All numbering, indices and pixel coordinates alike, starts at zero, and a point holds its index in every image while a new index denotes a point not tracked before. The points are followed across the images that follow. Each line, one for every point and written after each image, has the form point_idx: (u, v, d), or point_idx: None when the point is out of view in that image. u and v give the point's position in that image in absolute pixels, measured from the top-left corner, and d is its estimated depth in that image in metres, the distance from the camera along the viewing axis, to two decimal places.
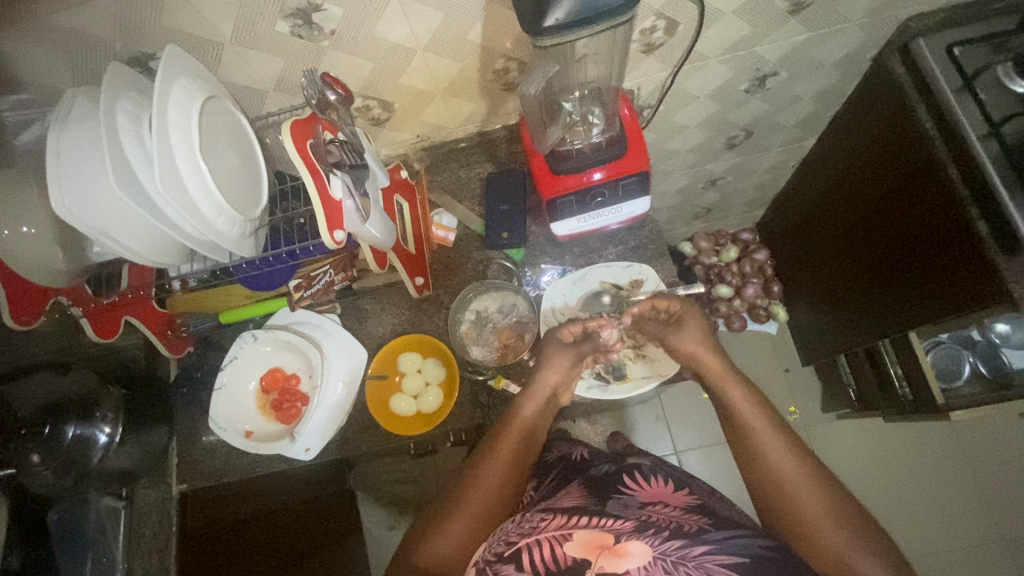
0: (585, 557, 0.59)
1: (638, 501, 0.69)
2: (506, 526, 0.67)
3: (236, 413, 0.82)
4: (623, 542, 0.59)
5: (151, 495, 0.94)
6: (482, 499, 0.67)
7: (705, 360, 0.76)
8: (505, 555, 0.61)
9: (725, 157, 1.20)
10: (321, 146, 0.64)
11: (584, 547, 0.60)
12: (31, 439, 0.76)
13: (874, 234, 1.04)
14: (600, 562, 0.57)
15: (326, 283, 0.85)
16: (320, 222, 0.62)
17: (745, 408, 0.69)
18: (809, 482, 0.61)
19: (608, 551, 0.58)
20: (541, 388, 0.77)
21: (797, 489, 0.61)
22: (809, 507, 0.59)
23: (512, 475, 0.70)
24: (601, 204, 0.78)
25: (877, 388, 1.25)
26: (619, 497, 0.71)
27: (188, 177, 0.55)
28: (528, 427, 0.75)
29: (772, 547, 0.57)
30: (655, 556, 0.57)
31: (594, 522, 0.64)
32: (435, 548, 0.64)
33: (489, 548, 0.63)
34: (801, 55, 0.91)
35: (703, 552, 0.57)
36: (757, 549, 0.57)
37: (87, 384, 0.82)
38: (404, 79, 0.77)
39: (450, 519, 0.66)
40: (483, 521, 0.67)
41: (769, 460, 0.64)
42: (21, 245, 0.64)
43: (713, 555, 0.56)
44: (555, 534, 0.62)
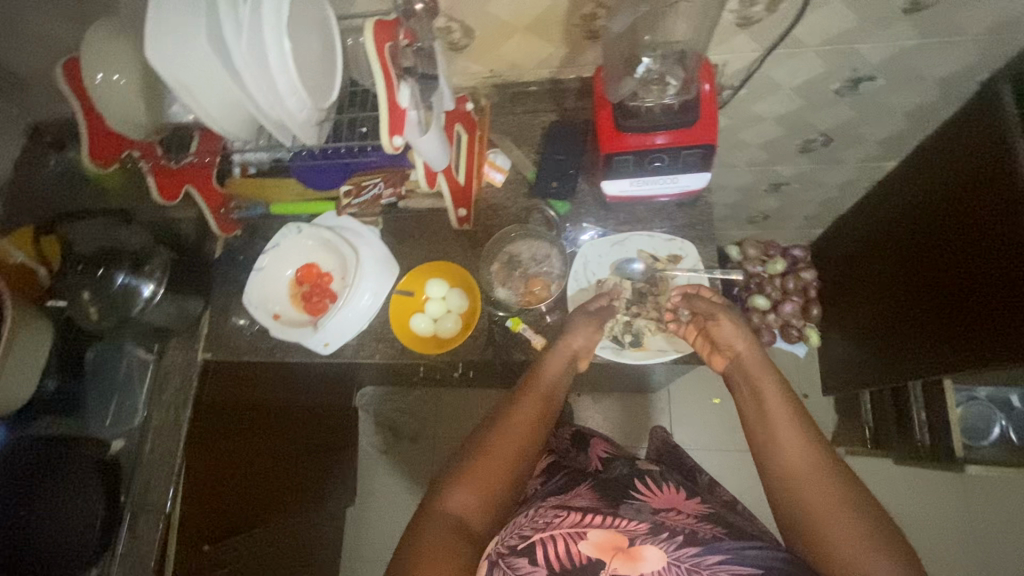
0: (600, 557, 0.63)
1: (651, 508, 0.73)
2: (520, 519, 0.70)
3: (269, 295, 0.86)
4: (638, 546, 0.64)
5: (178, 357, 0.97)
6: (506, 467, 0.68)
7: (743, 355, 0.75)
8: (518, 548, 0.64)
9: (796, 161, 1.16)
10: (398, 50, 0.65)
11: (599, 547, 0.64)
12: (88, 277, 0.84)
13: (932, 271, 1.00)
14: (613, 565, 0.62)
15: (375, 195, 0.88)
16: (382, 125, 0.64)
17: (773, 403, 0.70)
18: (821, 479, 0.64)
19: (623, 554, 0.63)
20: (563, 349, 0.78)
21: (817, 505, 0.62)
22: (818, 502, 0.62)
23: (532, 433, 0.72)
24: (657, 169, 0.77)
25: (895, 430, 1.20)
26: (630, 502, 0.74)
27: (269, 50, 0.57)
28: (548, 392, 0.75)
29: (790, 561, 0.60)
30: (668, 562, 0.62)
31: (610, 523, 0.68)
32: (455, 500, 0.65)
33: (502, 540, 0.66)
34: (905, 64, 0.86)
35: (717, 561, 0.61)
36: (771, 560, 0.60)
37: (142, 240, 0.88)
38: (491, 5, 0.77)
39: (471, 475, 0.67)
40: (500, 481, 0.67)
41: (784, 453, 0.66)
42: (110, 90, 0.70)
43: (726, 565, 0.60)
44: (569, 531, 0.66)
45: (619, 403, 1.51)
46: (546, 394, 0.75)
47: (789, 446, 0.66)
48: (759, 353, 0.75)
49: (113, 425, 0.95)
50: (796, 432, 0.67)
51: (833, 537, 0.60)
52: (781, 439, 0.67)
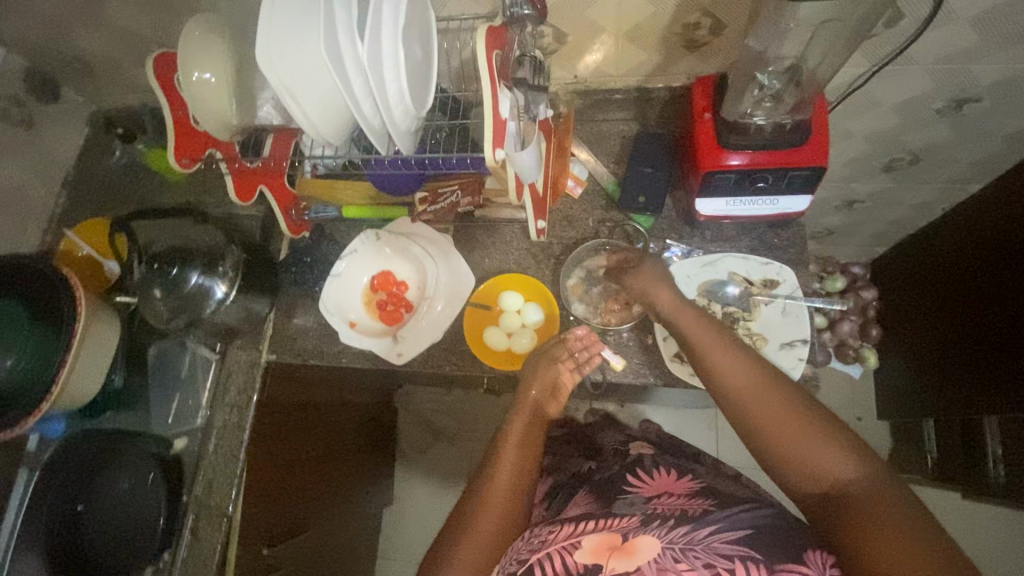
0: (597, 561, 0.59)
1: (643, 497, 0.69)
2: (518, 543, 0.66)
3: (344, 302, 0.84)
4: (630, 539, 0.60)
5: (242, 357, 0.96)
6: (501, 514, 0.66)
7: (660, 291, 0.74)
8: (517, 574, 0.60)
9: (876, 180, 1.11)
10: (506, 59, 0.62)
11: (593, 551, 0.60)
12: (161, 276, 0.84)
13: (1012, 301, 0.96)
14: (611, 564, 0.58)
15: (452, 204, 0.86)
16: (485, 138, 0.62)
17: (704, 337, 0.67)
18: (780, 407, 0.60)
19: (619, 551, 0.59)
20: (542, 379, 0.77)
21: (775, 420, 0.60)
22: (783, 430, 0.59)
23: (523, 472, 0.70)
24: (760, 190, 0.73)
25: (963, 462, 1.17)
26: (624, 497, 0.70)
27: (384, 59, 0.55)
28: (530, 427, 0.74)
29: (778, 517, 0.59)
30: (665, 547, 0.58)
31: (600, 525, 0.64)
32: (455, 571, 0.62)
33: (504, 570, 0.63)
34: (1018, 86, 0.81)
35: (710, 532, 0.58)
36: (761, 519, 0.58)
37: (214, 240, 0.87)
38: (590, 12, 0.74)
39: (476, 520, 0.65)
40: (496, 526, 0.66)
41: (738, 393, 0.63)
42: (203, 90, 0.67)
43: (719, 535, 0.57)
44: (565, 544, 0.62)
45: (665, 416, 1.48)
46: (541, 404, 0.76)
47: (740, 378, 0.63)
48: (679, 298, 0.72)
49: (176, 423, 0.95)
50: (742, 362, 0.64)
51: (804, 450, 0.58)
52: (729, 373, 0.64)
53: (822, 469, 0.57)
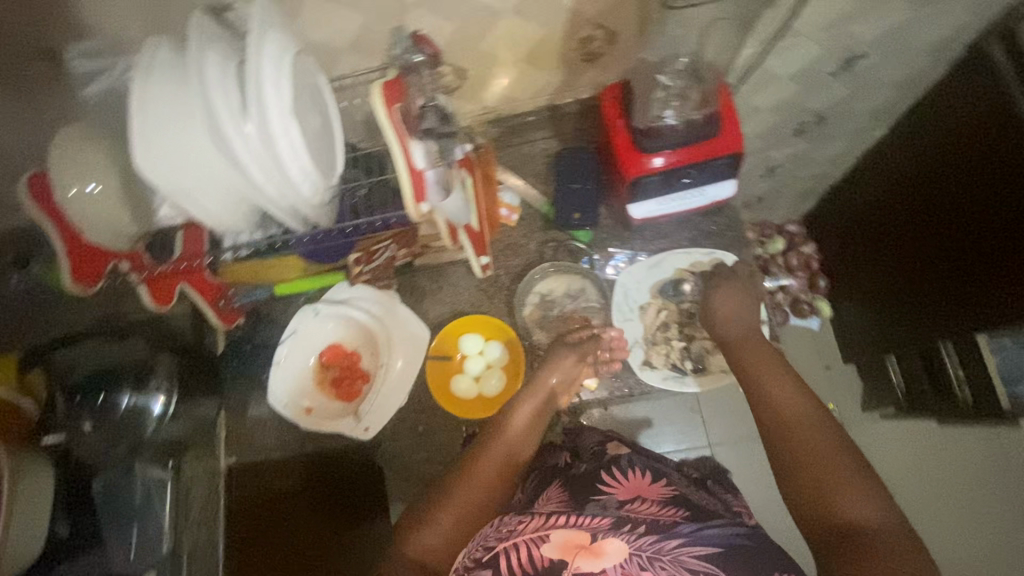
0: (562, 557, 0.56)
1: (616, 501, 0.68)
2: (486, 530, 0.63)
3: (294, 389, 0.79)
4: (599, 540, 0.57)
5: (198, 470, 0.87)
6: (484, 493, 0.66)
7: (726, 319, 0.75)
8: (482, 562, 0.58)
9: (790, 144, 1.15)
10: (411, 110, 0.60)
11: (561, 548, 0.57)
12: (85, 406, 0.74)
13: (952, 227, 1.01)
14: (576, 563, 0.55)
15: (388, 258, 0.82)
16: (406, 194, 0.59)
17: (766, 370, 0.68)
18: (829, 446, 0.59)
19: (585, 551, 0.56)
20: (541, 386, 0.75)
21: (810, 445, 0.60)
22: (821, 460, 0.59)
23: (507, 468, 0.69)
24: (686, 185, 0.74)
25: (929, 388, 1.21)
26: (597, 500, 0.68)
27: (277, 137, 0.50)
28: (529, 424, 0.73)
29: (747, 536, 0.58)
30: (632, 553, 0.56)
31: (572, 521, 0.60)
32: (425, 541, 0.61)
33: (469, 553, 0.60)
34: (895, 39, 0.86)
35: (678, 544, 0.57)
36: (736, 539, 0.58)
37: (139, 351, 0.79)
38: (484, 43, 0.73)
39: (450, 502, 0.65)
40: (473, 508, 0.65)
41: (784, 414, 0.63)
42: (91, 205, 0.63)
43: (687, 548, 0.56)
44: (532, 535, 0.59)
45: None
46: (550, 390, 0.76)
47: (781, 396, 0.65)
48: (744, 326, 0.73)
49: None
50: (792, 388, 0.65)
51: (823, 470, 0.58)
52: (776, 391, 0.65)
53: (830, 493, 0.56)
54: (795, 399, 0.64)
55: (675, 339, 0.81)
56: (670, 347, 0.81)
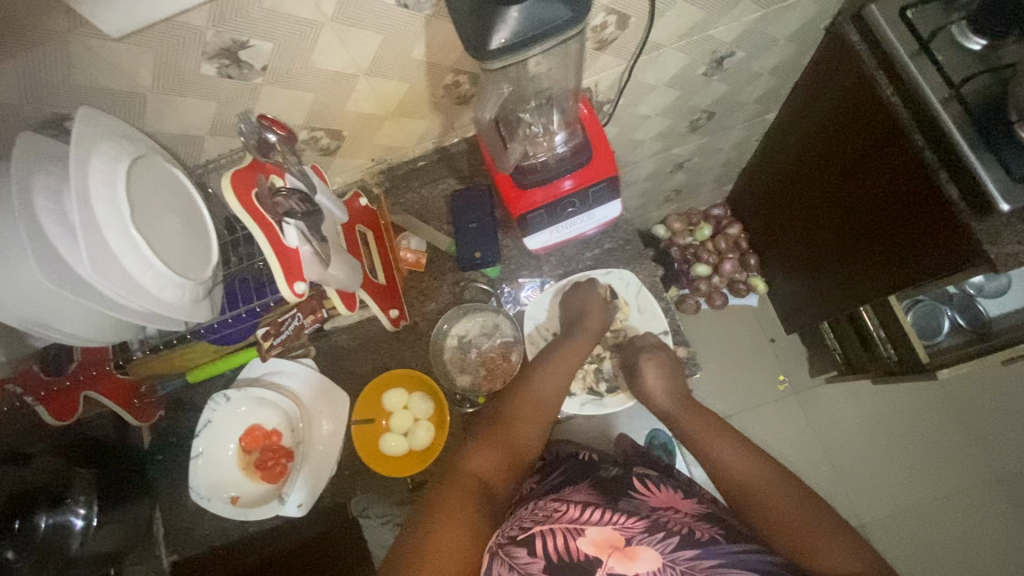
0: (597, 555, 0.59)
1: (649, 505, 0.67)
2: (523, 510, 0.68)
3: (220, 481, 0.79)
4: (634, 545, 0.60)
5: (141, 569, 0.86)
6: (523, 432, 0.74)
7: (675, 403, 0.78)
8: (517, 538, 0.63)
9: (691, 139, 1.19)
10: (266, 195, 0.59)
11: (596, 546, 0.60)
12: (2, 536, 0.71)
13: (846, 201, 1.04)
14: (610, 563, 0.59)
15: (297, 328, 0.78)
16: (278, 277, 0.57)
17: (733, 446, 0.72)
18: (810, 507, 0.64)
19: (620, 552, 0.59)
20: (585, 327, 0.82)
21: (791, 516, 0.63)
22: (805, 519, 0.63)
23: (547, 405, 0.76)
24: (572, 213, 0.76)
25: (862, 349, 1.26)
26: (630, 500, 0.68)
27: (118, 254, 0.50)
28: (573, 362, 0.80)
29: (779, 564, 0.59)
30: (665, 564, 0.58)
31: (605, 518, 0.63)
32: (481, 459, 0.70)
33: (503, 532, 0.65)
34: (756, 34, 0.89)
35: (711, 565, 0.58)
36: (765, 565, 0.58)
37: (52, 468, 0.77)
38: (349, 105, 0.72)
39: (500, 431, 0.73)
40: (517, 442, 0.73)
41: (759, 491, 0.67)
42: None
43: (720, 571, 0.57)
44: (569, 526, 0.62)
45: None
46: (592, 330, 0.82)
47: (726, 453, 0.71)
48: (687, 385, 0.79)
49: None
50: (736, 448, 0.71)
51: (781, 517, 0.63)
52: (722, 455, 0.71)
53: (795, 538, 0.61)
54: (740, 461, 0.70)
55: (587, 363, 0.84)
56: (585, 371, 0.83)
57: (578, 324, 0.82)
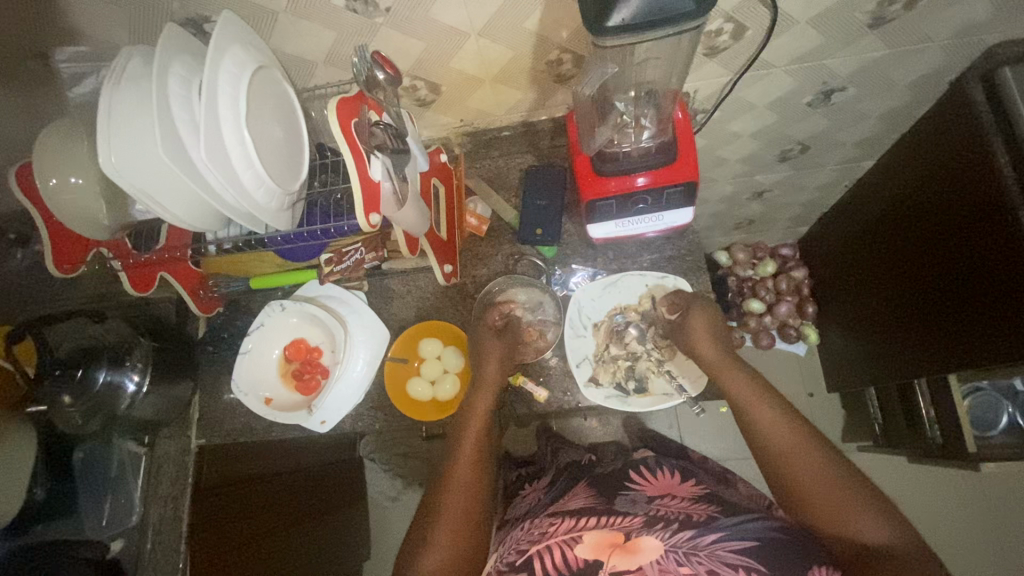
0: (597, 557, 0.59)
1: (646, 496, 0.69)
2: (516, 533, 0.67)
3: (260, 379, 0.85)
4: (635, 538, 0.60)
5: (171, 446, 0.94)
6: (464, 495, 0.67)
7: (708, 347, 0.77)
8: (516, 564, 0.62)
9: (776, 170, 1.16)
10: (365, 126, 0.62)
11: (595, 547, 0.60)
12: (66, 380, 0.78)
13: (923, 269, 0.99)
14: (612, 562, 0.58)
15: (358, 261, 0.85)
16: (357, 204, 0.61)
17: (743, 390, 0.71)
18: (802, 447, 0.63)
19: (620, 549, 0.58)
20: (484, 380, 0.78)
21: (794, 454, 0.63)
22: (808, 468, 0.62)
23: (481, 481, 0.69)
24: (641, 210, 0.77)
25: (905, 425, 1.20)
26: (626, 493, 0.70)
27: (229, 146, 0.55)
28: (486, 419, 0.75)
29: (781, 530, 0.59)
30: (667, 550, 0.57)
31: (604, 522, 0.64)
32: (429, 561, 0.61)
33: (501, 558, 0.65)
34: (873, 73, 0.86)
35: (714, 540, 0.58)
36: (768, 530, 0.59)
37: (120, 332, 0.83)
38: (453, 63, 0.75)
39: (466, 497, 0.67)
40: (473, 521, 0.65)
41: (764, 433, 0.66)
42: (68, 195, 0.67)
43: (723, 543, 0.57)
44: (565, 537, 0.62)
45: None
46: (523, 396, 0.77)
47: (767, 425, 0.66)
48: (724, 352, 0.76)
49: (110, 525, 0.89)
50: (776, 417, 0.66)
51: (817, 494, 0.60)
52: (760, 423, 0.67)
53: (816, 504, 0.60)
54: (801, 467, 0.62)
55: (622, 360, 0.83)
56: (616, 366, 0.83)
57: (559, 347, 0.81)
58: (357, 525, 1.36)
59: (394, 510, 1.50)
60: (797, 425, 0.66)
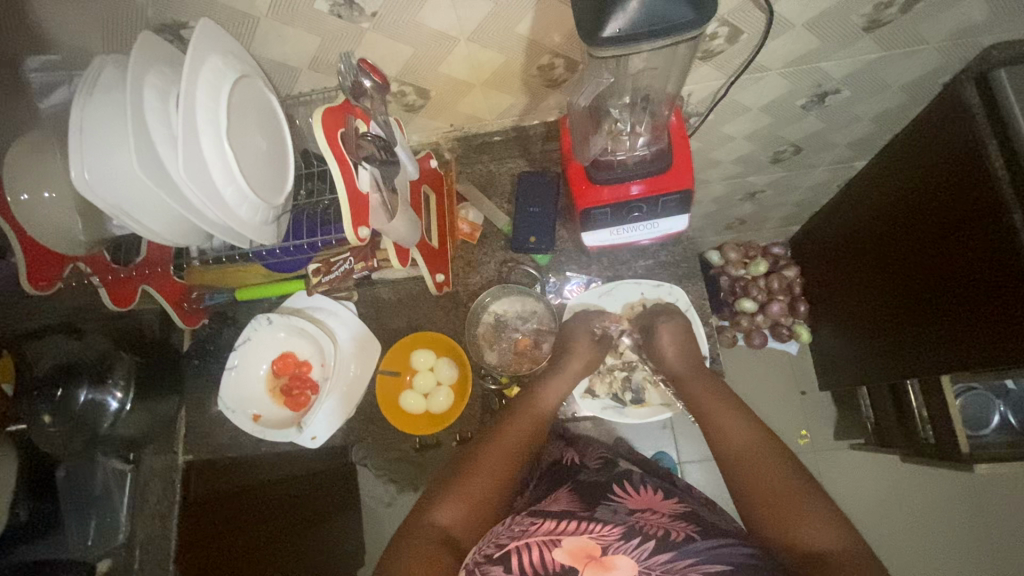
0: (573, 564, 0.58)
1: (626, 508, 0.66)
2: (497, 527, 0.66)
3: (247, 396, 0.83)
4: (611, 554, 0.59)
5: (157, 462, 0.94)
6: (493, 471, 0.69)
7: (670, 355, 0.78)
8: (493, 557, 0.60)
9: (769, 171, 1.15)
10: (351, 136, 0.60)
11: (572, 555, 0.59)
12: (43, 399, 0.74)
13: (915, 271, 0.99)
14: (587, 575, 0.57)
15: (346, 271, 0.83)
16: (344, 217, 0.58)
17: (711, 400, 0.73)
18: (768, 456, 0.66)
19: (596, 562, 0.58)
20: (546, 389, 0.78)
21: (757, 461, 0.65)
22: (768, 476, 0.64)
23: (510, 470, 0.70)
24: (637, 218, 0.75)
25: (898, 426, 1.21)
26: (607, 504, 0.67)
27: (210, 161, 0.52)
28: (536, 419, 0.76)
29: (760, 556, 0.57)
30: (641, 572, 0.57)
31: (582, 527, 0.62)
32: (443, 516, 0.65)
33: (479, 550, 0.63)
34: (867, 75, 0.85)
35: (691, 564, 0.56)
36: (743, 557, 0.57)
37: (99, 348, 0.81)
38: (443, 68, 0.73)
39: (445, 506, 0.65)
40: (488, 494, 0.68)
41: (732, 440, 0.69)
42: (40, 210, 0.64)
43: (698, 567, 0.56)
44: (545, 539, 0.61)
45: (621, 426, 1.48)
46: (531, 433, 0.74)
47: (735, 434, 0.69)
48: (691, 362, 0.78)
49: (97, 545, 0.83)
50: (745, 429, 0.69)
51: (774, 500, 0.61)
52: (730, 431, 0.69)
53: (771, 507, 0.61)
54: (762, 473, 0.64)
55: (617, 371, 0.84)
56: (612, 377, 0.83)
57: (556, 365, 0.80)
58: (349, 533, 1.35)
59: (387, 516, 1.48)
60: (761, 440, 0.68)
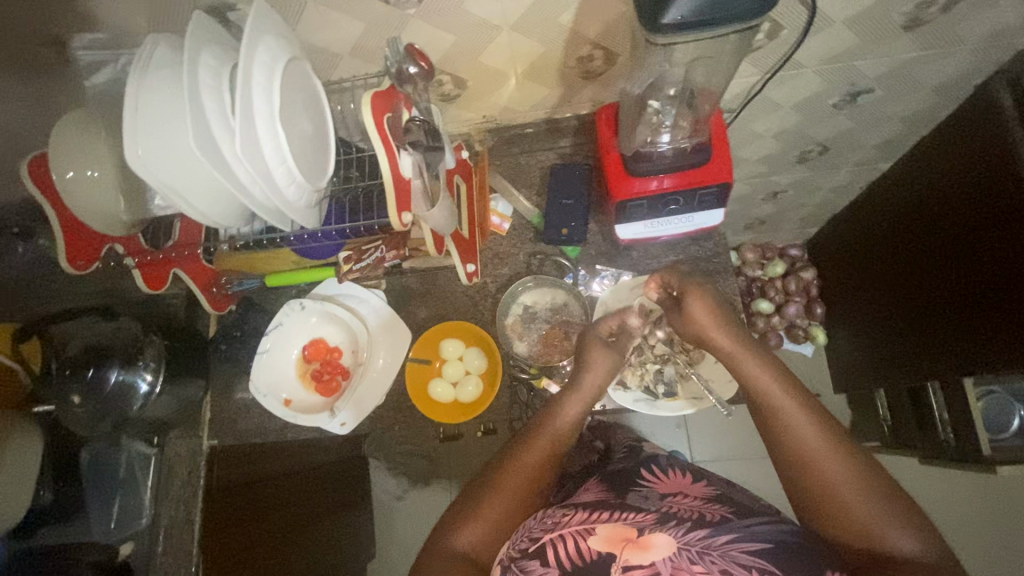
0: (609, 550, 0.58)
1: (658, 492, 0.68)
2: (529, 522, 0.66)
3: (277, 380, 0.83)
4: (647, 535, 0.59)
5: (181, 446, 0.90)
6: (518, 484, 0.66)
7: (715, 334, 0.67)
8: (529, 552, 0.60)
9: (794, 171, 1.15)
10: (398, 121, 0.60)
11: (608, 541, 0.59)
12: (75, 380, 0.75)
13: (936, 274, 0.98)
14: (624, 556, 0.57)
15: (378, 259, 0.84)
16: (389, 204, 0.59)
17: (763, 380, 0.63)
18: (831, 448, 0.57)
19: (632, 544, 0.58)
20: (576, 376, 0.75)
21: (818, 453, 0.57)
22: (834, 472, 0.56)
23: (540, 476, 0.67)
24: (673, 211, 0.76)
25: (916, 430, 1.21)
26: (638, 489, 0.69)
27: (262, 141, 0.52)
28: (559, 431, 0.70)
29: (797, 534, 0.58)
30: (679, 547, 0.57)
31: (615, 516, 0.63)
32: (466, 540, 0.62)
33: (514, 545, 0.63)
34: (901, 75, 0.86)
35: (727, 541, 0.57)
36: (780, 534, 0.58)
37: (131, 330, 0.79)
38: (483, 57, 0.74)
39: (474, 523, 0.63)
40: (516, 504, 0.65)
41: (790, 428, 0.59)
42: (83, 187, 0.64)
43: (737, 544, 0.57)
44: (579, 528, 0.62)
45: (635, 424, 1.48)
46: (561, 431, 0.69)
47: (793, 420, 0.60)
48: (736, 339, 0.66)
49: (119, 529, 0.85)
50: (804, 416, 0.60)
51: (845, 500, 0.55)
52: (787, 420, 0.60)
53: (842, 510, 0.55)
54: (829, 468, 0.56)
55: (650, 362, 0.83)
56: (644, 368, 0.83)
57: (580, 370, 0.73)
58: (362, 525, 1.34)
59: (399, 510, 1.48)
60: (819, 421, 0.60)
